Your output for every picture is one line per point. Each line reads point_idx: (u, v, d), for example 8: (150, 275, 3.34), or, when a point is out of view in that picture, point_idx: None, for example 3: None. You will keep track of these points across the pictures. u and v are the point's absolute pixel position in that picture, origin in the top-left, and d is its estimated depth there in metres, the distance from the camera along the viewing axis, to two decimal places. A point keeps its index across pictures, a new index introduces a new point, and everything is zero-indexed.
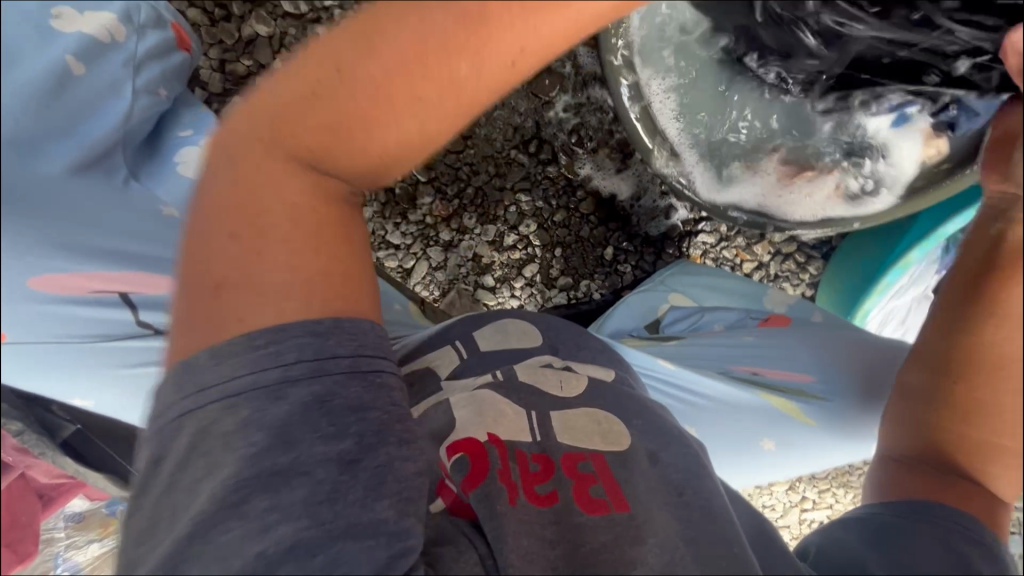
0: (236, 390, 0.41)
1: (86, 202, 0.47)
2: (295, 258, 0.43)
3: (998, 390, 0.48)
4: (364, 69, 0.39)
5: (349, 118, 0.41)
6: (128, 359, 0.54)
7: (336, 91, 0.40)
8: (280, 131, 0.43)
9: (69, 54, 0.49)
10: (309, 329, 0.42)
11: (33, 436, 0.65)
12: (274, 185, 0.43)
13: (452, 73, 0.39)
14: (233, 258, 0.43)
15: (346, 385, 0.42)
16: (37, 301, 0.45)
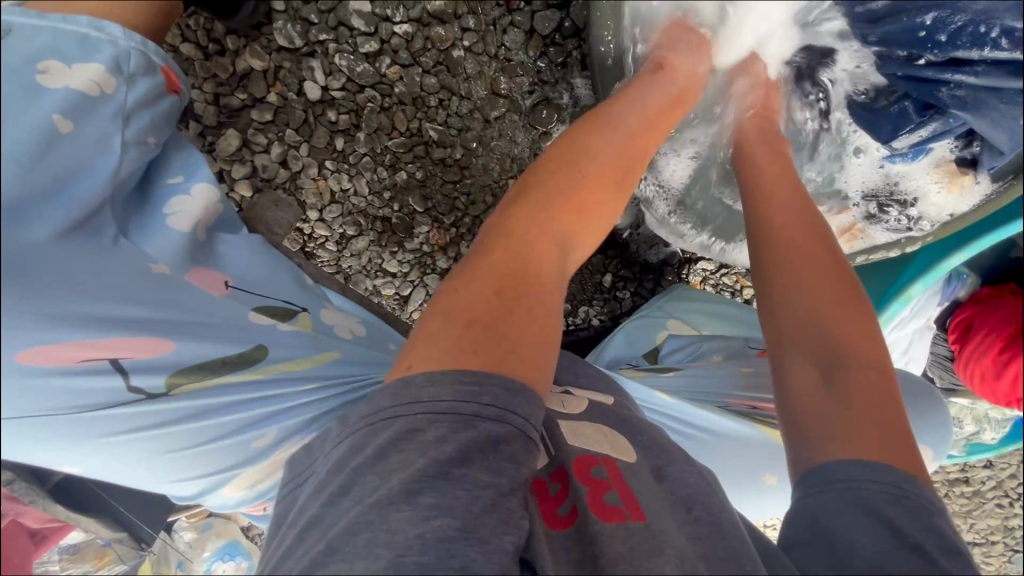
0: (441, 408, 0.43)
1: (77, 260, 0.47)
2: (537, 315, 0.48)
3: (786, 267, 0.59)
4: (578, 172, 0.55)
5: (575, 202, 0.53)
6: (118, 424, 0.51)
7: (560, 188, 0.53)
8: (520, 223, 0.51)
9: (55, 113, 0.48)
10: (508, 385, 0.44)
11: (24, 485, 0.64)
12: (525, 259, 0.49)
13: (627, 170, 0.58)
14: (486, 314, 0.46)
15: (513, 441, 0.43)
16: (22, 374, 0.46)
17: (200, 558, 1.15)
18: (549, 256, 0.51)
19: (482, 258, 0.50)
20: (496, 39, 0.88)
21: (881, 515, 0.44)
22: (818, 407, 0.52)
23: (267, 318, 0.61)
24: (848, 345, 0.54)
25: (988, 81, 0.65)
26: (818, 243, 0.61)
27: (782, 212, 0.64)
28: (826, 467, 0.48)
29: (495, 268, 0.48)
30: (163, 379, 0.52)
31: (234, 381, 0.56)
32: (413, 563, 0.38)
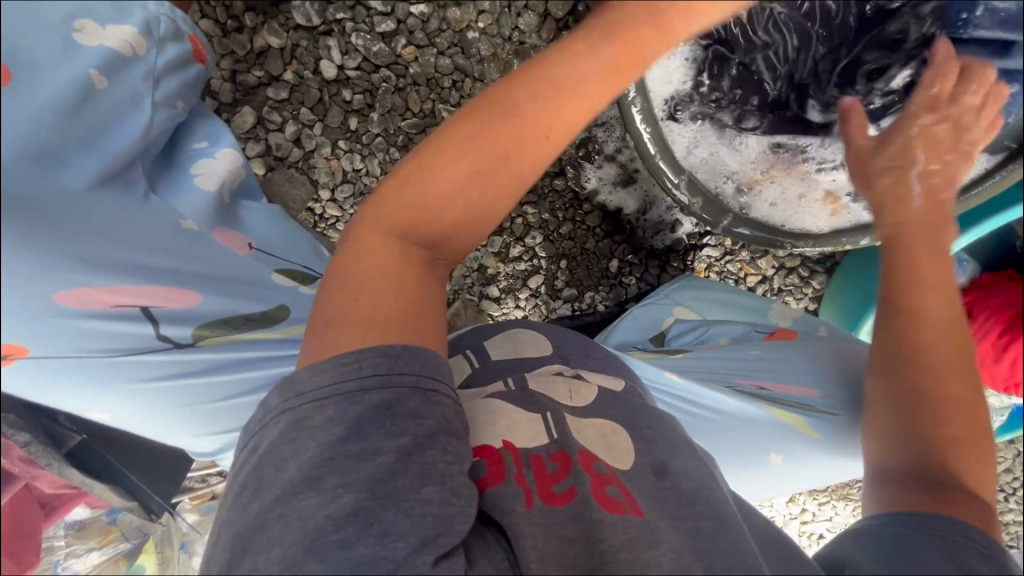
0: (328, 390, 0.42)
1: (112, 211, 0.48)
2: (381, 299, 0.45)
3: (924, 365, 0.55)
4: (458, 142, 0.45)
5: (444, 183, 0.45)
6: (147, 372, 0.54)
7: (433, 161, 0.46)
8: (387, 203, 0.47)
9: (91, 69, 0.50)
10: (382, 351, 0.43)
11: (40, 447, 0.64)
12: (373, 252, 0.46)
13: (523, 141, 0.45)
14: (340, 308, 0.45)
15: (409, 398, 0.43)
16: (62, 314, 0.46)
17: (200, 541, 1.14)
18: (397, 239, 0.47)
19: (353, 234, 0.48)
20: (511, 21, 0.90)
21: (945, 550, 0.45)
22: (914, 498, 0.51)
23: (288, 280, 0.64)
24: (953, 436, 0.53)
25: None
26: (965, 357, 0.55)
27: (939, 318, 0.56)
28: (896, 515, 0.50)
29: (354, 250, 0.47)
30: (191, 331, 0.55)
31: (248, 339, 0.60)
32: (329, 542, 0.37)
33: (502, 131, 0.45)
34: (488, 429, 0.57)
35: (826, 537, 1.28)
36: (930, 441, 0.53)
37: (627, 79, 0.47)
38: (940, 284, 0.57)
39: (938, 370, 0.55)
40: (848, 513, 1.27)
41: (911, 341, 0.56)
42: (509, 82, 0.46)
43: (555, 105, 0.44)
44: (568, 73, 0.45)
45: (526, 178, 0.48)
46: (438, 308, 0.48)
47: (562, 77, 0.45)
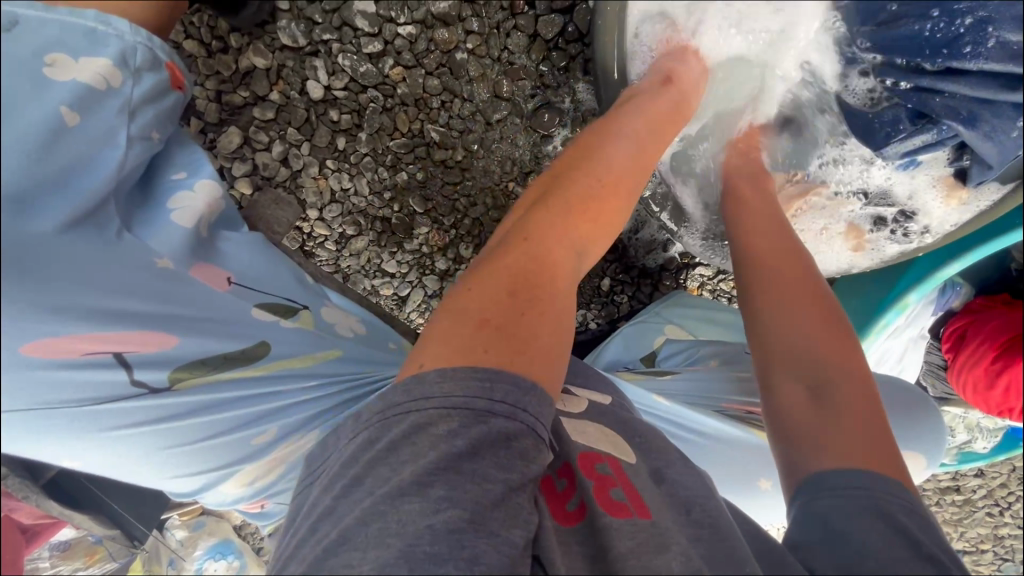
0: (454, 404, 0.42)
1: (81, 253, 0.48)
2: (546, 316, 0.47)
3: (773, 302, 0.64)
4: (601, 174, 0.56)
5: (593, 206, 0.54)
6: (124, 419, 0.53)
7: (584, 189, 0.54)
8: (548, 221, 0.51)
9: (62, 105, 0.50)
10: (526, 384, 0.43)
11: (18, 480, 0.63)
12: (540, 262, 0.49)
13: (636, 179, 0.59)
14: (506, 318, 0.46)
15: (523, 438, 0.42)
16: (28, 366, 0.47)
17: (190, 558, 1.09)
18: (556, 256, 0.50)
19: (508, 249, 0.50)
20: (500, 42, 0.89)
21: (880, 522, 0.46)
22: (813, 424, 0.54)
23: (268, 315, 0.62)
24: (831, 357, 0.59)
25: (981, 91, 0.68)
26: (809, 286, 0.65)
27: (772, 260, 0.68)
28: (822, 479, 0.50)
29: (514, 260, 0.49)
30: (168, 374, 0.54)
31: (231, 378, 0.58)
32: (424, 552, 0.37)
33: (629, 165, 0.59)
34: None
35: None
36: (800, 365, 0.59)
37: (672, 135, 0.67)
38: (767, 240, 0.70)
39: (796, 303, 0.63)
40: None
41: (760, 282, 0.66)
42: (612, 123, 0.62)
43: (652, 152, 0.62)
44: (657, 134, 0.64)
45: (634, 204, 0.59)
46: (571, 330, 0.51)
47: (653, 136, 0.63)
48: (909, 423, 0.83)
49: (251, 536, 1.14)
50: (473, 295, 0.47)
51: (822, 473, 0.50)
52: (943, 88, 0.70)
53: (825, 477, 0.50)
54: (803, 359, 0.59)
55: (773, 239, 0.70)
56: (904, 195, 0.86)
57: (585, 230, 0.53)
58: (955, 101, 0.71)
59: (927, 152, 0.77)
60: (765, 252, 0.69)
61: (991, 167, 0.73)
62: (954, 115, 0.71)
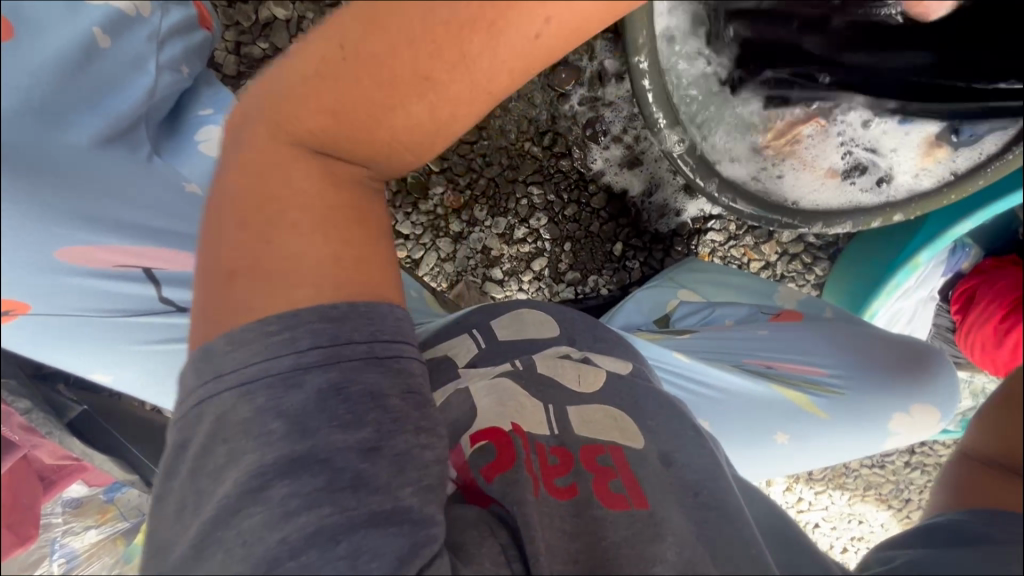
0: (250, 372, 0.40)
1: (112, 172, 0.48)
2: (299, 241, 0.42)
3: None
4: (367, 49, 0.37)
5: (345, 95, 0.39)
6: (148, 334, 0.55)
7: (337, 70, 0.38)
8: (286, 115, 0.41)
9: (95, 27, 0.49)
10: (324, 315, 0.41)
11: (41, 415, 0.63)
12: (286, 171, 0.42)
13: (460, 53, 0.37)
14: (254, 254, 0.41)
15: (363, 372, 0.41)
16: (54, 270, 0.45)
17: None
18: (301, 166, 0.42)
19: (252, 150, 0.43)
20: None
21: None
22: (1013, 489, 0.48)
23: None
24: None
25: None
26: None
27: None
28: (984, 515, 0.48)
29: (257, 174, 0.42)
30: (192, 294, 0.56)
31: None
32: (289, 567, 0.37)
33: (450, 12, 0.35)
34: (493, 412, 0.58)
35: (820, 526, 1.29)
36: None
37: None
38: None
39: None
40: (843, 503, 1.28)
41: None
42: None
43: None
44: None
45: (467, 93, 0.39)
46: (382, 239, 0.46)
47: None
48: (916, 382, 0.85)
49: None
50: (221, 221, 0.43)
51: (977, 511, 0.49)
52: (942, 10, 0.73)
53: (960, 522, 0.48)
54: None
55: None
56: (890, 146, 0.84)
57: (346, 122, 0.41)
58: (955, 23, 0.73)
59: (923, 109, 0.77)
60: None
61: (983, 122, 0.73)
62: None
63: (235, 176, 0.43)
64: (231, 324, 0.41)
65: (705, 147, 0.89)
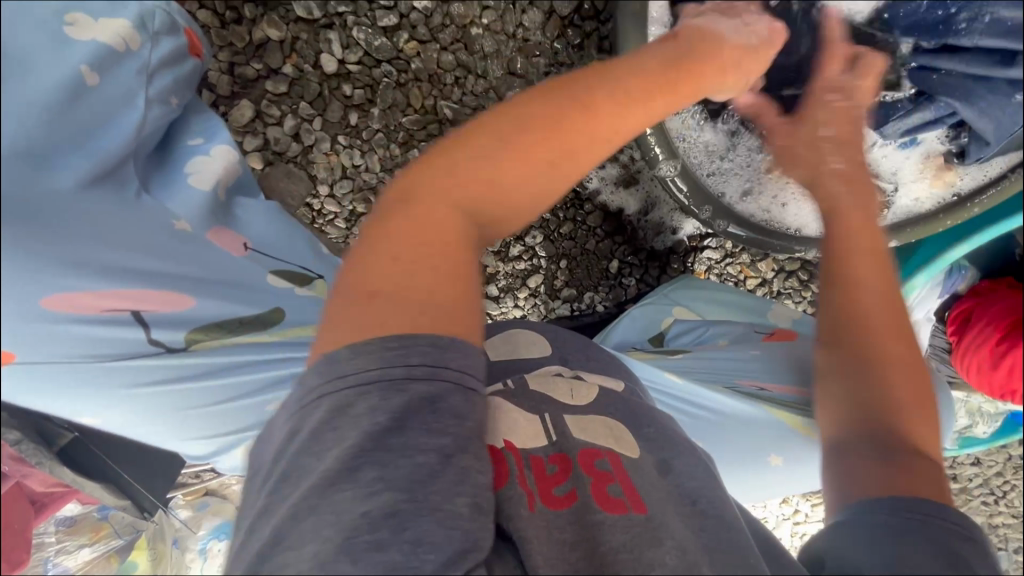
0: (369, 378, 0.41)
1: (100, 212, 0.47)
2: (437, 278, 0.46)
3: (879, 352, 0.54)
4: (520, 132, 0.50)
5: (497, 165, 0.50)
6: (142, 376, 0.52)
7: (490, 147, 0.50)
8: (439, 180, 0.49)
9: (82, 64, 0.49)
10: (430, 340, 0.43)
11: (30, 445, 0.62)
12: (427, 224, 0.47)
13: (581, 141, 0.52)
14: (392, 285, 0.45)
15: (451, 395, 0.42)
16: (48, 319, 0.45)
17: (194, 537, 1.06)
18: (445, 219, 0.48)
19: (401, 207, 0.49)
20: (516, 18, 0.89)
21: (932, 544, 0.44)
22: (871, 465, 0.51)
23: (285, 282, 0.63)
24: (904, 421, 0.52)
25: (977, 67, 0.67)
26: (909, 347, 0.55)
27: (881, 287, 0.57)
28: (879, 506, 0.48)
29: (406, 223, 0.47)
30: (184, 334, 0.54)
31: (244, 343, 0.59)
32: (363, 542, 0.37)
33: (573, 112, 0.52)
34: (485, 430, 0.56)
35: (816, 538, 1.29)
36: (874, 409, 0.53)
37: (675, 97, 0.59)
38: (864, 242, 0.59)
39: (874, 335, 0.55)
40: None
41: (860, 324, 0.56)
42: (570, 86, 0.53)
43: (628, 114, 0.54)
44: (635, 86, 0.55)
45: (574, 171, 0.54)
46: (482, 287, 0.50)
47: (620, 87, 0.55)
48: None
49: None
50: (363, 264, 0.47)
51: (869, 507, 0.48)
52: (939, 65, 0.71)
53: (866, 512, 0.48)
54: (882, 408, 0.53)
55: (885, 273, 0.58)
56: (891, 169, 0.86)
57: (485, 183, 0.50)
58: (951, 78, 0.71)
59: (927, 130, 0.78)
60: (873, 284, 0.57)
61: (988, 143, 0.73)
62: (953, 92, 0.71)
63: (380, 229, 0.48)
64: (356, 339, 0.42)
65: (699, 172, 0.89)
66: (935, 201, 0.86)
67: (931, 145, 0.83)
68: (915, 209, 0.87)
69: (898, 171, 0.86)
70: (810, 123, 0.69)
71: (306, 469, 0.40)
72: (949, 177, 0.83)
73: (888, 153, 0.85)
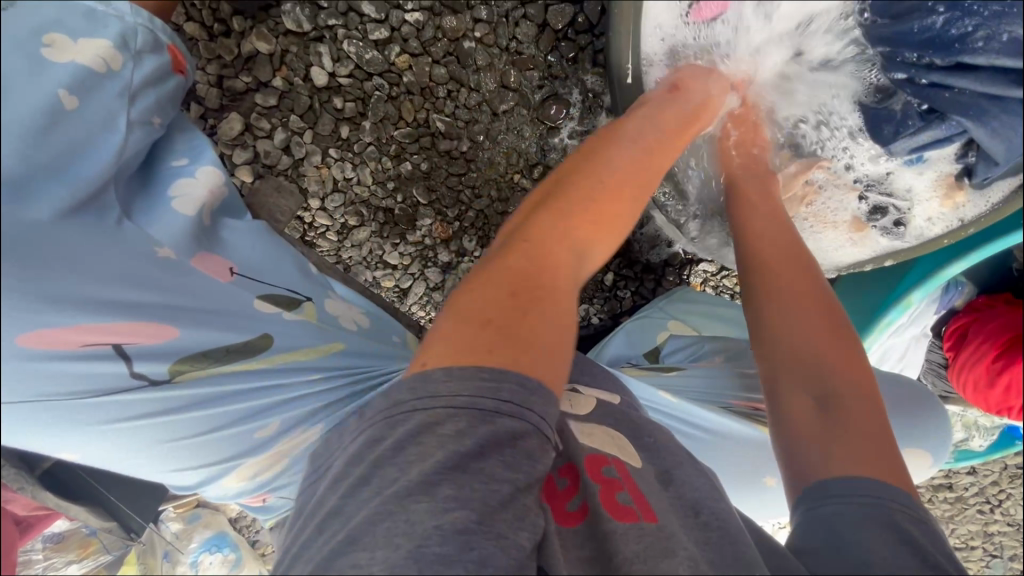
0: (459, 401, 0.42)
1: (80, 243, 0.46)
2: (556, 312, 0.47)
3: (795, 312, 0.62)
4: (612, 179, 0.56)
5: (597, 207, 0.54)
6: (120, 412, 0.51)
7: (593, 191, 0.55)
8: (548, 218, 0.52)
9: (60, 89, 0.47)
10: (522, 382, 0.43)
11: (13, 472, 0.59)
12: (545, 260, 0.49)
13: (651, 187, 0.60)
14: (513, 314, 0.45)
15: (524, 439, 0.42)
16: (20, 356, 0.45)
17: (185, 550, 1.04)
18: (558, 258, 0.50)
19: (516, 243, 0.50)
20: (508, 31, 0.88)
21: (888, 532, 0.46)
22: (816, 428, 0.54)
23: (272, 308, 0.61)
24: (836, 372, 0.57)
25: (992, 86, 0.64)
26: (827, 309, 0.62)
27: (788, 263, 0.66)
28: (826, 486, 0.49)
29: (525, 257, 0.49)
30: (169, 366, 0.52)
31: (233, 371, 0.56)
32: (433, 555, 0.37)
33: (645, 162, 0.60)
34: None
35: None
36: (805, 361, 0.58)
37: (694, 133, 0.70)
38: (770, 241, 0.69)
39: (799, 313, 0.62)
40: None
41: (776, 291, 0.64)
42: (639, 136, 0.61)
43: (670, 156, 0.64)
44: (674, 132, 0.65)
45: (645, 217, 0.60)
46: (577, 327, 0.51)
47: (665, 132, 0.64)
48: (919, 421, 0.83)
49: (248, 529, 1.10)
50: (479, 294, 0.47)
51: (816, 485, 0.50)
52: (953, 84, 0.67)
53: (824, 484, 0.49)
54: (814, 362, 0.58)
55: (794, 252, 0.68)
56: (905, 187, 0.83)
57: (590, 225, 0.53)
58: (965, 97, 0.67)
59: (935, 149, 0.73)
60: (778, 261, 0.67)
61: (998, 164, 0.69)
62: (963, 112, 0.67)
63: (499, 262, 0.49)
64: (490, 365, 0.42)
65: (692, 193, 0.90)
66: (942, 222, 0.82)
67: (942, 167, 0.78)
68: (926, 227, 0.83)
69: (912, 189, 0.82)
70: (750, 152, 0.81)
71: (381, 483, 0.41)
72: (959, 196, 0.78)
73: (896, 173, 0.82)
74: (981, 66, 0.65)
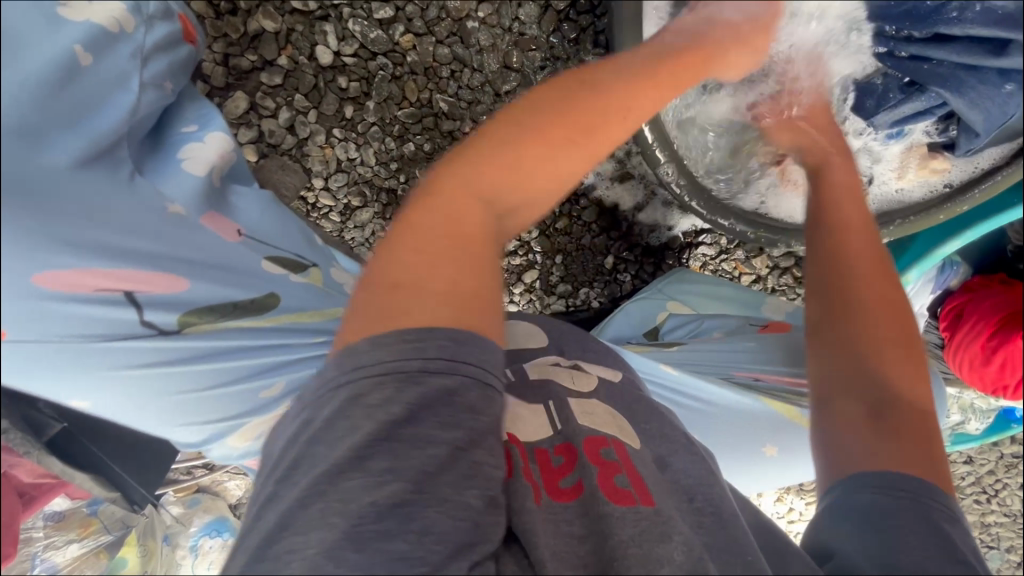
0: (388, 367, 0.42)
1: (94, 194, 0.47)
2: (460, 267, 0.45)
3: (860, 301, 0.58)
4: (565, 112, 0.49)
5: (533, 143, 0.48)
6: (133, 358, 0.52)
7: (539, 125, 0.49)
8: (482, 162, 0.48)
9: (76, 44, 0.48)
10: (450, 336, 0.43)
11: (19, 435, 0.60)
12: (458, 214, 0.47)
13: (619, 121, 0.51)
14: (413, 269, 0.45)
15: (468, 390, 0.42)
16: (36, 295, 0.44)
17: (186, 533, 1.04)
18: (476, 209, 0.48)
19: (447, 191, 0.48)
20: (512, 11, 0.89)
21: (927, 528, 0.45)
22: (862, 424, 0.52)
23: (278, 269, 0.63)
24: (892, 369, 0.54)
25: (965, 57, 0.66)
26: (893, 300, 0.58)
27: (862, 249, 0.62)
28: (867, 476, 0.48)
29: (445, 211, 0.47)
30: (177, 316, 0.53)
31: (242, 326, 0.58)
32: (369, 531, 0.38)
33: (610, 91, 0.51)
34: None
35: None
36: (858, 353, 0.56)
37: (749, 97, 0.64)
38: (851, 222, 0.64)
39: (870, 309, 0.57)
40: None
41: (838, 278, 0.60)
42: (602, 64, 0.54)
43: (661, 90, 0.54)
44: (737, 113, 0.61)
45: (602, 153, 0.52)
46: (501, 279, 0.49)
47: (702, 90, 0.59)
48: None
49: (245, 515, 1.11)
50: (396, 244, 0.47)
51: (858, 475, 0.49)
52: (932, 55, 0.69)
53: (862, 475, 0.49)
54: (865, 354, 0.55)
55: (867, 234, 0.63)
56: (867, 164, 0.87)
57: (522, 167, 0.48)
58: (943, 68, 0.69)
59: (915, 120, 0.77)
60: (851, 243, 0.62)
61: (977, 134, 0.72)
62: (942, 84, 0.70)
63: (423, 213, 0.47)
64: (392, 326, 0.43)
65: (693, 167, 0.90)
66: (922, 188, 0.85)
67: (915, 138, 0.82)
68: (903, 193, 0.87)
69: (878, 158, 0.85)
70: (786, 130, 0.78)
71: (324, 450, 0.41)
72: (940, 167, 0.82)
73: (873, 147, 0.85)
74: (956, 37, 0.66)
